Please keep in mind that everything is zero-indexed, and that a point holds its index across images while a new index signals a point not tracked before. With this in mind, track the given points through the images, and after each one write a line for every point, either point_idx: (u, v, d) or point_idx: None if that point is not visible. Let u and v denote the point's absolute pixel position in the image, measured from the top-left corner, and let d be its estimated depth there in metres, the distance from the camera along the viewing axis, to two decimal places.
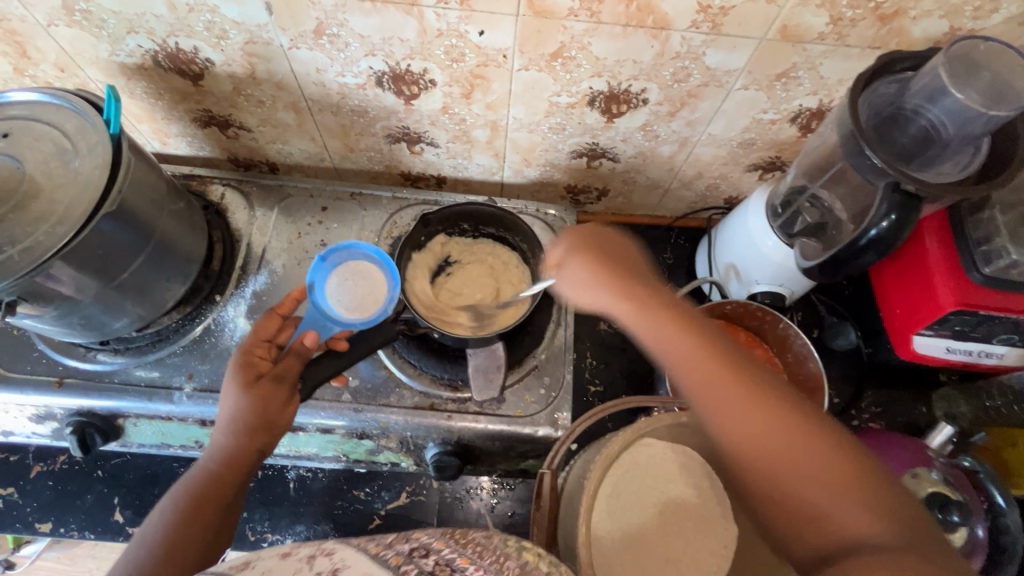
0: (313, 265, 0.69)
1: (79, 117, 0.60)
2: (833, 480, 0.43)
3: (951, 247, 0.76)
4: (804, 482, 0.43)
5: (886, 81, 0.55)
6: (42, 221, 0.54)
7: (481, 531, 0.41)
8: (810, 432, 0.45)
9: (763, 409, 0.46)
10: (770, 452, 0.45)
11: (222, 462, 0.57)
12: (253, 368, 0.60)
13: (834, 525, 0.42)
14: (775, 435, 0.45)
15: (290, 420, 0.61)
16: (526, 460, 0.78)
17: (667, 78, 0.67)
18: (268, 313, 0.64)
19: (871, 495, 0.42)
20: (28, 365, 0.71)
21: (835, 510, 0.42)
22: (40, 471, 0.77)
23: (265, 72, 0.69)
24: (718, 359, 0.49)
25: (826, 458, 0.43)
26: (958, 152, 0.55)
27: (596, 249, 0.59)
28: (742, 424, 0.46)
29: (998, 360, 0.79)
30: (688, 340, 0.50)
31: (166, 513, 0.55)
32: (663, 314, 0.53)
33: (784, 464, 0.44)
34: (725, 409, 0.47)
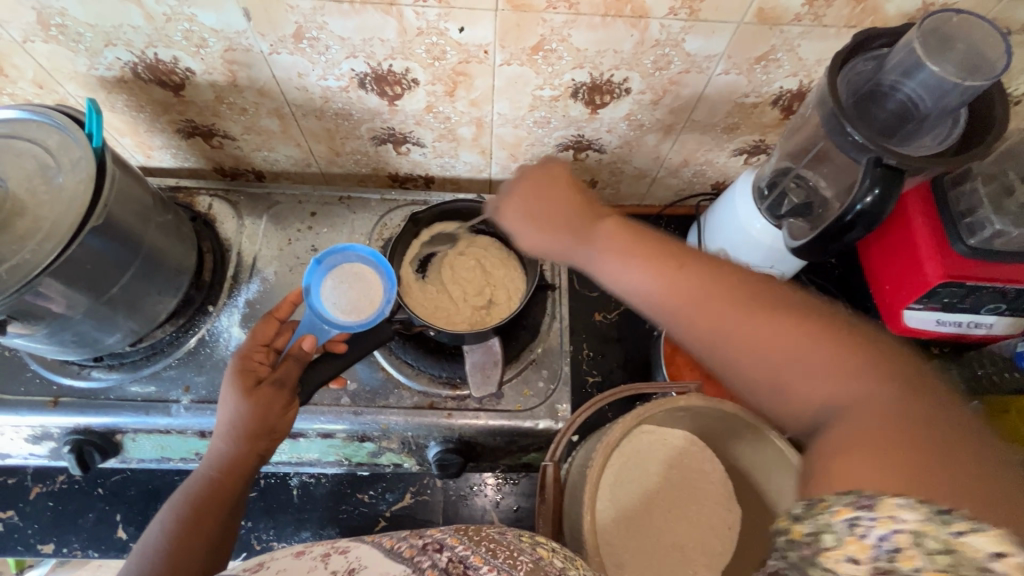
0: (308, 267, 0.69)
1: (61, 132, 0.59)
2: (813, 354, 0.39)
3: (936, 221, 0.77)
4: (795, 369, 0.40)
5: (863, 58, 0.56)
6: (29, 238, 0.54)
7: (494, 526, 0.42)
8: (783, 311, 0.41)
9: (729, 301, 0.43)
10: (742, 341, 0.42)
11: (222, 469, 0.57)
12: (251, 373, 0.59)
13: (810, 401, 0.39)
14: (728, 324, 0.43)
15: (290, 424, 0.61)
16: (528, 454, 0.78)
17: (649, 66, 0.68)
18: (266, 318, 0.64)
19: (855, 361, 0.38)
20: (21, 385, 0.70)
21: (810, 385, 0.39)
22: (39, 492, 0.76)
23: (246, 79, 0.69)
24: (676, 266, 0.47)
25: (791, 337, 0.40)
26: (937, 125, 0.55)
27: (531, 192, 0.60)
28: (716, 321, 0.43)
29: (987, 330, 0.81)
30: (644, 260, 0.49)
31: (166, 523, 0.55)
32: (616, 241, 0.52)
33: (752, 339, 0.41)
34: (686, 309, 0.45)
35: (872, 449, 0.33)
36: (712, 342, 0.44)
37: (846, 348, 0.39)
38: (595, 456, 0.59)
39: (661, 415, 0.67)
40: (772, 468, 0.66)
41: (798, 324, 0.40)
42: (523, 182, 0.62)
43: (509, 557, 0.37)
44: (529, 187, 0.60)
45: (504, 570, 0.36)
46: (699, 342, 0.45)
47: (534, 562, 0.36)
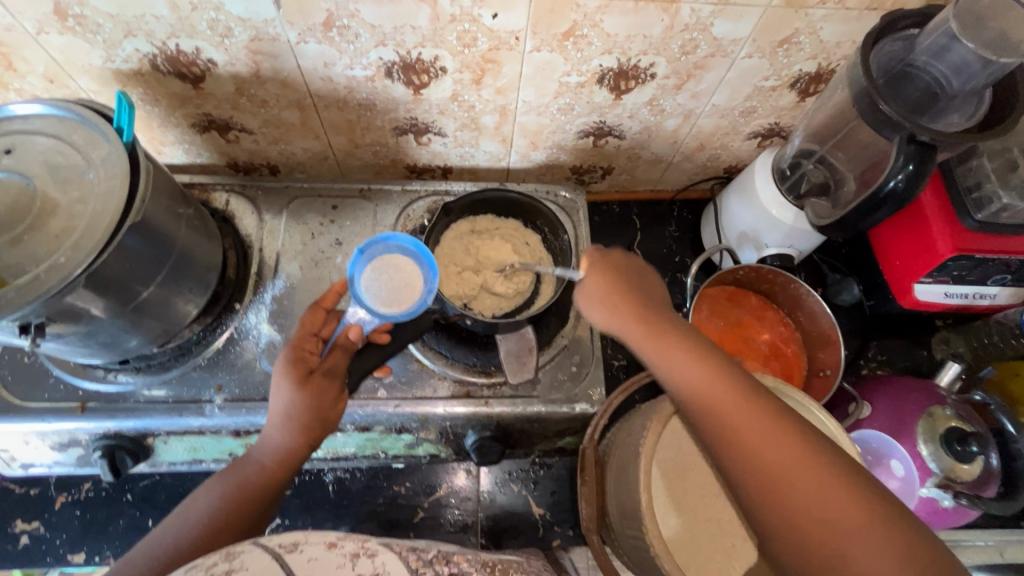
0: (353, 258, 0.67)
1: (88, 128, 0.57)
2: (844, 517, 0.43)
3: (944, 198, 0.80)
4: (814, 512, 0.44)
5: (893, 39, 0.58)
6: (64, 237, 0.52)
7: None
8: (793, 446, 0.46)
9: (781, 443, 0.47)
10: (783, 481, 0.45)
11: (274, 458, 0.57)
12: (304, 362, 0.59)
13: (860, 573, 0.41)
14: (770, 456, 0.46)
15: (338, 416, 0.60)
16: (563, 438, 0.79)
17: (675, 51, 0.68)
18: (313, 307, 0.63)
19: (895, 532, 0.42)
20: (46, 392, 0.68)
21: (863, 558, 0.41)
22: (65, 502, 0.74)
23: (270, 69, 0.68)
24: (735, 384, 0.50)
25: (806, 481, 0.45)
26: (964, 103, 0.58)
27: (613, 270, 0.60)
28: (751, 450, 0.47)
29: (992, 301, 0.84)
30: (707, 366, 0.51)
31: (213, 495, 0.55)
32: (691, 343, 0.53)
33: (793, 482, 0.45)
34: (738, 438, 0.48)
35: None
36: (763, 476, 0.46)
37: (863, 509, 0.43)
38: (647, 431, 0.61)
39: None
40: None
41: (833, 475, 0.45)
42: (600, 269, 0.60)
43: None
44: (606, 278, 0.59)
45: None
46: (753, 478, 0.47)
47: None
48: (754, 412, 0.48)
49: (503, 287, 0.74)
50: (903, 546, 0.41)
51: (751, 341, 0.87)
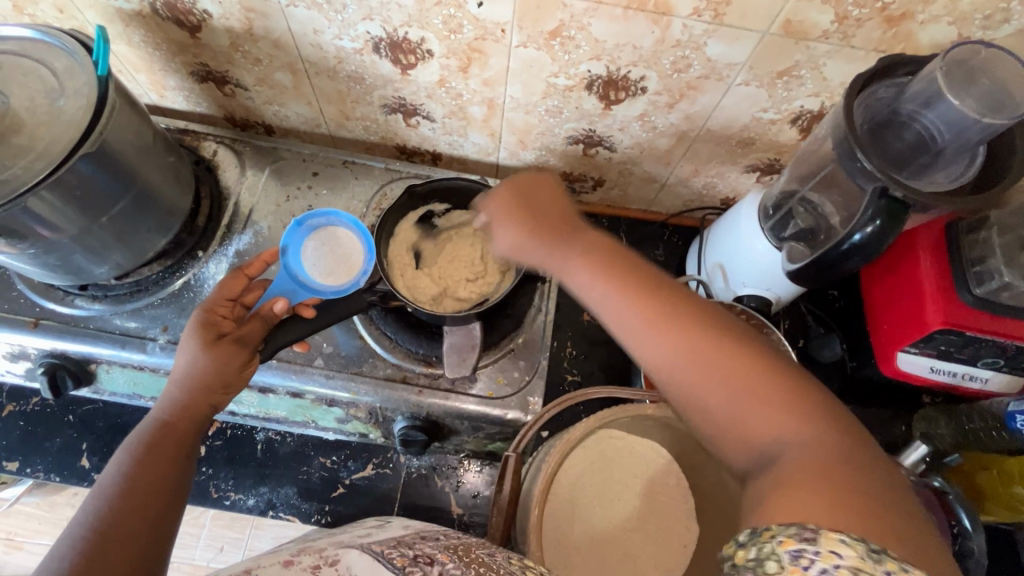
0: (289, 229, 0.71)
1: (69, 57, 0.59)
2: (752, 398, 0.38)
3: (945, 265, 0.74)
4: (718, 397, 0.39)
5: (885, 84, 0.53)
6: (22, 155, 0.54)
7: (484, 548, 0.43)
8: (710, 326, 0.41)
9: (692, 333, 0.40)
10: (688, 364, 0.40)
11: (175, 413, 0.57)
12: (214, 328, 0.59)
13: (765, 436, 0.37)
14: (675, 341, 0.40)
15: (245, 381, 0.62)
16: (494, 443, 0.77)
17: (667, 67, 0.66)
18: (234, 273, 0.63)
19: (795, 403, 0.37)
20: (6, 303, 0.71)
21: (768, 423, 0.37)
22: (12, 411, 0.78)
23: (262, 28, 0.69)
24: (631, 283, 0.44)
25: (709, 356, 0.39)
26: (953, 162, 0.54)
27: (516, 193, 0.54)
28: (651, 346, 0.41)
29: (982, 384, 0.78)
30: (611, 274, 0.45)
31: (121, 467, 0.53)
32: (591, 252, 0.47)
33: (700, 369, 0.39)
34: (640, 340, 0.42)
35: (811, 491, 0.33)
36: (671, 372, 0.40)
37: (773, 380, 0.38)
38: (551, 453, 0.59)
39: (630, 420, 0.66)
40: (739, 493, 0.63)
41: (723, 347, 0.39)
42: (504, 192, 0.54)
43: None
44: (519, 190, 0.54)
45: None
46: (661, 371, 0.41)
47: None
48: (653, 302, 0.42)
49: (466, 289, 0.73)
50: (816, 415, 0.37)
51: None
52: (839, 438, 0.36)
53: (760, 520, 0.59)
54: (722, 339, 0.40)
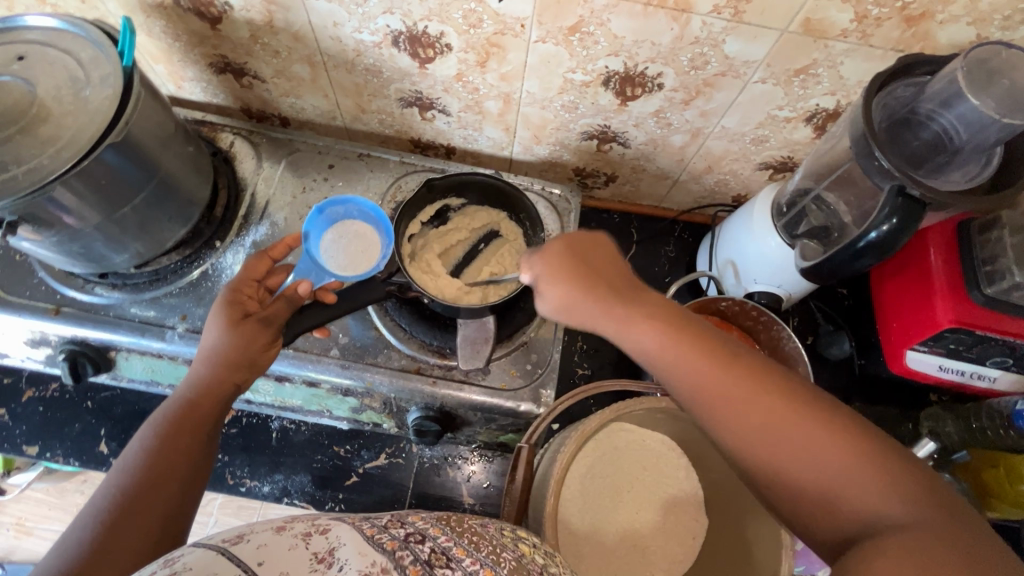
0: (312, 216, 0.70)
1: (94, 47, 0.60)
2: (833, 460, 0.40)
3: (956, 264, 0.75)
4: (806, 464, 0.40)
5: (903, 83, 0.54)
6: (50, 144, 0.55)
7: (476, 519, 0.44)
8: (780, 397, 0.43)
9: (770, 401, 0.43)
10: (775, 439, 0.42)
11: (198, 392, 0.58)
12: (240, 307, 0.62)
13: (857, 510, 0.39)
14: (750, 411, 0.43)
15: (269, 361, 0.63)
16: (506, 434, 0.78)
17: (684, 64, 0.66)
18: (259, 255, 0.66)
19: (885, 465, 0.39)
20: (27, 290, 0.72)
21: (862, 496, 0.39)
22: (32, 397, 0.79)
23: (283, 21, 0.69)
24: (701, 343, 0.47)
25: (802, 431, 0.41)
26: (970, 161, 0.54)
27: (571, 251, 0.55)
28: (729, 408, 0.44)
29: (990, 383, 0.79)
30: (684, 342, 0.47)
31: (146, 441, 0.55)
32: (660, 316, 0.49)
33: (795, 445, 0.41)
34: (716, 406, 0.44)
35: (924, 574, 0.33)
36: (744, 440, 0.43)
37: (853, 441, 0.40)
38: (567, 442, 0.60)
39: (643, 413, 0.67)
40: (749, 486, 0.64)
41: (823, 428, 0.41)
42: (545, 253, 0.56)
43: (492, 552, 0.40)
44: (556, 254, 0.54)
45: (487, 564, 0.38)
46: (747, 452, 0.43)
47: (517, 561, 0.39)
48: (724, 368, 0.45)
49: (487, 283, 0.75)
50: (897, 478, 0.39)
51: None
52: (935, 513, 0.37)
53: None
54: (808, 403, 0.42)
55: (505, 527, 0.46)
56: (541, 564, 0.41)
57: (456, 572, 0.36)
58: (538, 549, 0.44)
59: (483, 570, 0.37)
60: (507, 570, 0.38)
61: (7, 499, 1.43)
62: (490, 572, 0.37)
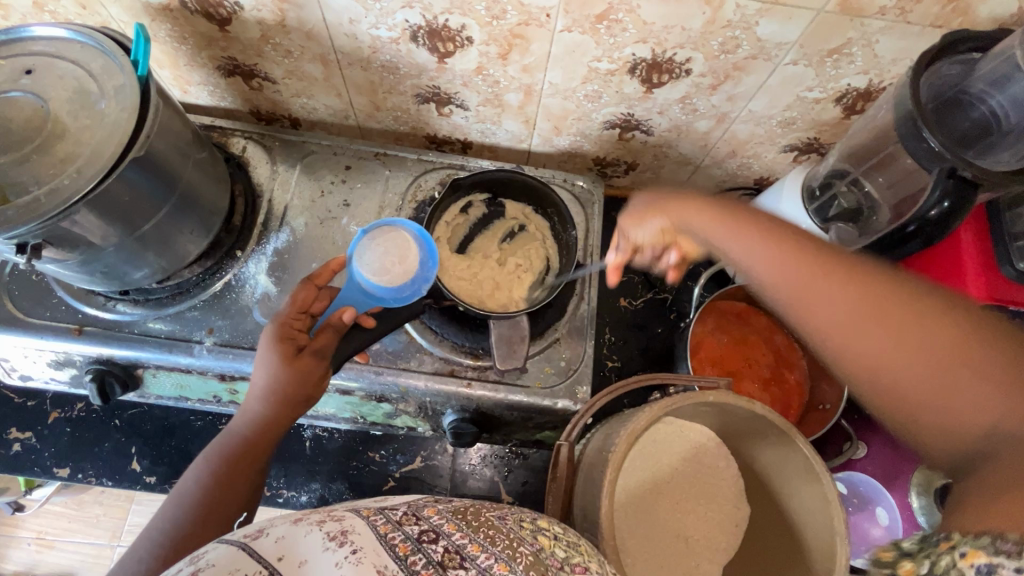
0: (356, 237, 0.68)
1: (105, 57, 0.57)
2: (950, 372, 0.36)
3: (985, 240, 0.74)
4: (905, 362, 0.37)
5: (950, 62, 0.52)
6: (69, 162, 0.53)
7: (493, 510, 0.43)
8: (887, 289, 0.38)
9: (874, 297, 0.38)
10: (883, 343, 0.38)
11: (256, 430, 0.58)
12: (292, 342, 0.59)
13: (968, 412, 0.36)
14: (855, 302, 0.39)
15: (320, 395, 0.61)
16: (542, 432, 0.78)
17: (714, 48, 0.65)
18: (306, 283, 0.63)
19: (1008, 382, 0.35)
20: (47, 311, 0.70)
21: (971, 400, 0.36)
22: (58, 417, 0.77)
23: (295, 20, 0.67)
24: (791, 246, 0.42)
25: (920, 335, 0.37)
26: (1018, 142, 0.53)
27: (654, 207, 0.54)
28: (818, 305, 0.40)
29: None
30: (773, 241, 0.43)
31: (202, 477, 0.56)
32: (731, 214, 0.46)
33: (907, 342, 0.37)
34: (791, 304, 0.41)
35: None
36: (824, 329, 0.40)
37: (973, 348, 0.36)
38: (618, 443, 0.59)
39: (686, 408, 0.66)
40: (798, 481, 0.64)
41: (923, 341, 0.37)
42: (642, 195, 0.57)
43: (510, 547, 0.38)
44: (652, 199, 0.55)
45: (503, 561, 0.36)
46: (846, 355, 0.39)
47: (534, 557, 0.37)
48: (799, 265, 0.41)
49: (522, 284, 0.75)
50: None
51: (752, 362, 0.85)
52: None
53: (823, 504, 0.60)
54: (924, 312, 0.37)
55: (525, 516, 0.44)
56: (563, 558, 0.39)
57: (468, 572, 0.34)
58: (561, 541, 0.42)
59: (497, 566, 0.35)
60: (524, 567, 0.36)
61: (27, 514, 1.43)
62: (506, 567, 0.36)
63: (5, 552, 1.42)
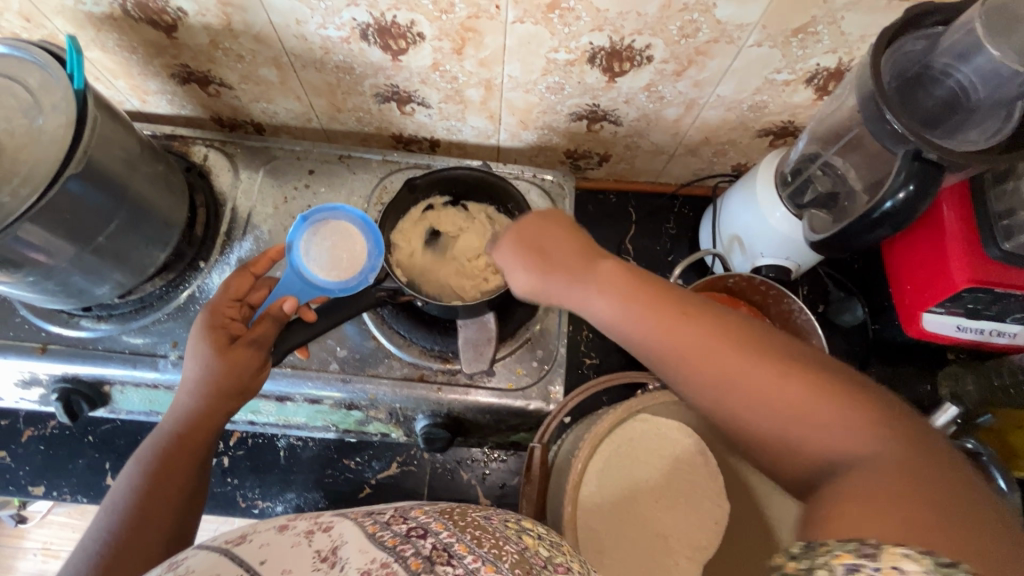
0: (294, 225, 0.66)
1: (43, 71, 0.56)
2: (764, 375, 0.38)
3: (969, 218, 0.71)
4: (761, 419, 0.38)
5: (913, 38, 0.50)
6: (6, 181, 0.52)
7: (479, 511, 0.40)
8: (726, 338, 0.40)
9: (716, 343, 0.40)
10: (721, 383, 0.39)
11: (187, 425, 0.56)
12: (225, 332, 0.58)
13: (826, 453, 0.36)
14: (698, 345, 0.41)
15: (260, 385, 0.60)
16: (517, 433, 0.77)
17: (674, 33, 0.62)
18: (240, 271, 0.62)
19: (831, 386, 0.37)
20: (11, 330, 0.70)
21: (834, 442, 0.35)
22: (31, 436, 0.77)
23: (241, 23, 0.65)
24: (661, 304, 0.44)
25: (756, 374, 0.38)
26: (987, 118, 0.50)
27: (524, 238, 0.53)
28: (706, 360, 0.40)
29: (1010, 339, 0.76)
30: (636, 296, 0.45)
31: (131, 481, 0.53)
32: (608, 281, 0.47)
33: (740, 388, 0.38)
34: (685, 361, 0.41)
35: (875, 507, 0.31)
36: (701, 385, 0.41)
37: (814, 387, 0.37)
38: (581, 446, 0.59)
39: (658, 406, 0.65)
40: None
41: (770, 360, 0.38)
42: (507, 248, 0.54)
43: (494, 545, 0.36)
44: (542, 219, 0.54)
45: (489, 561, 0.34)
46: (707, 402, 0.41)
47: (520, 555, 0.35)
48: (655, 306, 0.44)
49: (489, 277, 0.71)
50: (856, 403, 0.36)
51: None
52: (866, 398, 0.37)
53: None
54: (736, 327, 0.41)
55: (510, 518, 0.41)
56: (546, 556, 0.37)
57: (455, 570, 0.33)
58: (545, 538, 0.39)
59: (484, 568, 0.33)
60: (511, 566, 0.34)
61: (30, 526, 1.45)
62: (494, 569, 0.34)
63: (14, 563, 1.44)
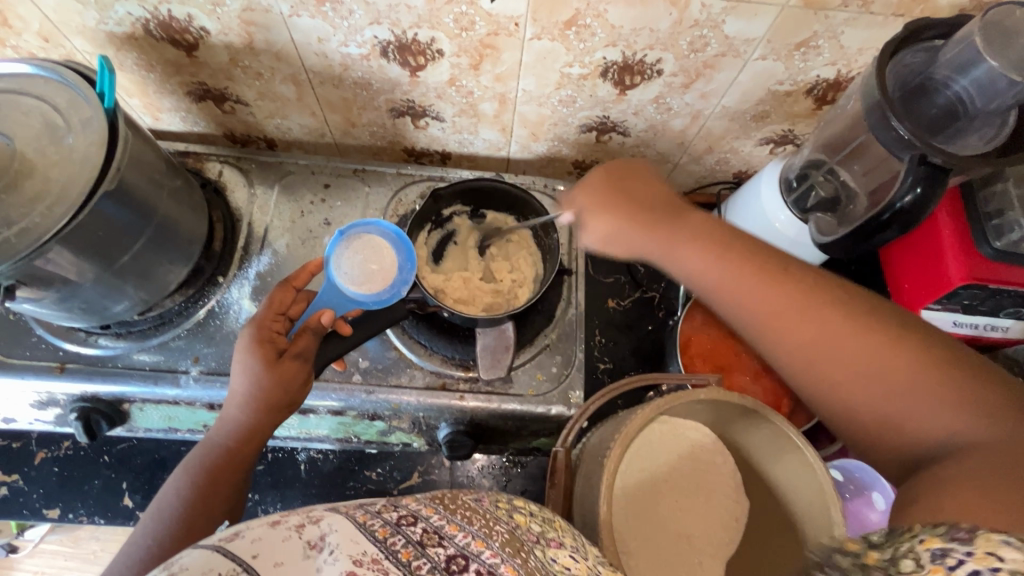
0: (333, 239, 0.67)
1: (71, 91, 0.57)
2: (874, 354, 0.44)
3: (962, 219, 0.74)
4: (863, 394, 0.45)
5: (913, 50, 0.54)
6: (39, 200, 0.52)
7: (469, 494, 0.42)
8: (861, 322, 0.45)
9: (849, 326, 0.45)
10: (817, 364, 0.46)
11: (238, 439, 0.57)
12: (273, 346, 0.58)
13: (923, 433, 0.42)
14: (817, 327, 0.46)
15: (303, 399, 0.61)
16: (538, 439, 0.78)
17: (684, 48, 0.65)
18: (283, 285, 0.62)
19: (940, 366, 0.42)
20: (27, 350, 0.69)
21: (924, 419, 0.42)
22: (44, 457, 0.76)
23: (263, 41, 0.66)
24: (779, 278, 0.48)
25: (890, 357, 0.44)
26: (985, 125, 0.55)
27: (612, 181, 0.58)
28: (802, 339, 0.47)
29: (1003, 334, 0.80)
30: (739, 265, 0.49)
31: (180, 490, 0.55)
32: (702, 234, 0.52)
33: (861, 370, 0.45)
34: (782, 332, 0.48)
35: (977, 482, 0.35)
36: (802, 362, 0.47)
37: (924, 368, 0.43)
38: (613, 446, 0.61)
39: (680, 406, 0.67)
40: (788, 472, 0.66)
41: (902, 346, 0.44)
42: (581, 194, 0.58)
43: (485, 525, 0.38)
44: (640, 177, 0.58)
45: (479, 538, 0.36)
46: (796, 367, 0.48)
47: (510, 534, 0.37)
48: (773, 284, 0.48)
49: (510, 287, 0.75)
50: (958, 393, 0.41)
51: (742, 355, 0.85)
52: (970, 384, 0.41)
53: (815, 489, 0.62)
54: (879, 320, 0.46)
55: (500, 497, 0.44)
56: (538, 533, 0.40)
57: (448, 548, 0.34)
58: (535, 517, 0.42)
59: (474, 543, 0.35)
60: (500, 543, 0.36)
61: (21, 555, 1.40)
62: (484, 543, 0.36)
63: None
